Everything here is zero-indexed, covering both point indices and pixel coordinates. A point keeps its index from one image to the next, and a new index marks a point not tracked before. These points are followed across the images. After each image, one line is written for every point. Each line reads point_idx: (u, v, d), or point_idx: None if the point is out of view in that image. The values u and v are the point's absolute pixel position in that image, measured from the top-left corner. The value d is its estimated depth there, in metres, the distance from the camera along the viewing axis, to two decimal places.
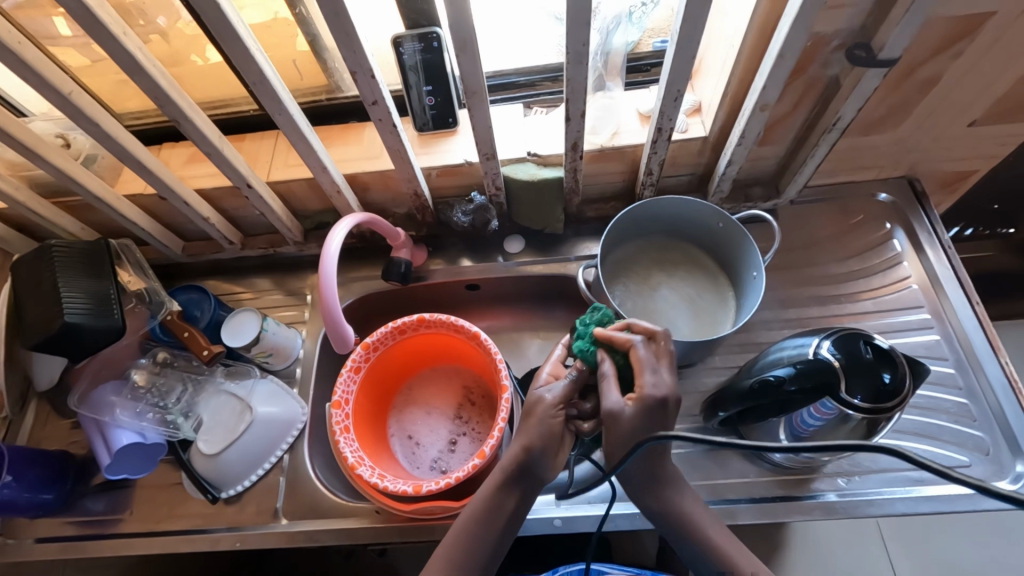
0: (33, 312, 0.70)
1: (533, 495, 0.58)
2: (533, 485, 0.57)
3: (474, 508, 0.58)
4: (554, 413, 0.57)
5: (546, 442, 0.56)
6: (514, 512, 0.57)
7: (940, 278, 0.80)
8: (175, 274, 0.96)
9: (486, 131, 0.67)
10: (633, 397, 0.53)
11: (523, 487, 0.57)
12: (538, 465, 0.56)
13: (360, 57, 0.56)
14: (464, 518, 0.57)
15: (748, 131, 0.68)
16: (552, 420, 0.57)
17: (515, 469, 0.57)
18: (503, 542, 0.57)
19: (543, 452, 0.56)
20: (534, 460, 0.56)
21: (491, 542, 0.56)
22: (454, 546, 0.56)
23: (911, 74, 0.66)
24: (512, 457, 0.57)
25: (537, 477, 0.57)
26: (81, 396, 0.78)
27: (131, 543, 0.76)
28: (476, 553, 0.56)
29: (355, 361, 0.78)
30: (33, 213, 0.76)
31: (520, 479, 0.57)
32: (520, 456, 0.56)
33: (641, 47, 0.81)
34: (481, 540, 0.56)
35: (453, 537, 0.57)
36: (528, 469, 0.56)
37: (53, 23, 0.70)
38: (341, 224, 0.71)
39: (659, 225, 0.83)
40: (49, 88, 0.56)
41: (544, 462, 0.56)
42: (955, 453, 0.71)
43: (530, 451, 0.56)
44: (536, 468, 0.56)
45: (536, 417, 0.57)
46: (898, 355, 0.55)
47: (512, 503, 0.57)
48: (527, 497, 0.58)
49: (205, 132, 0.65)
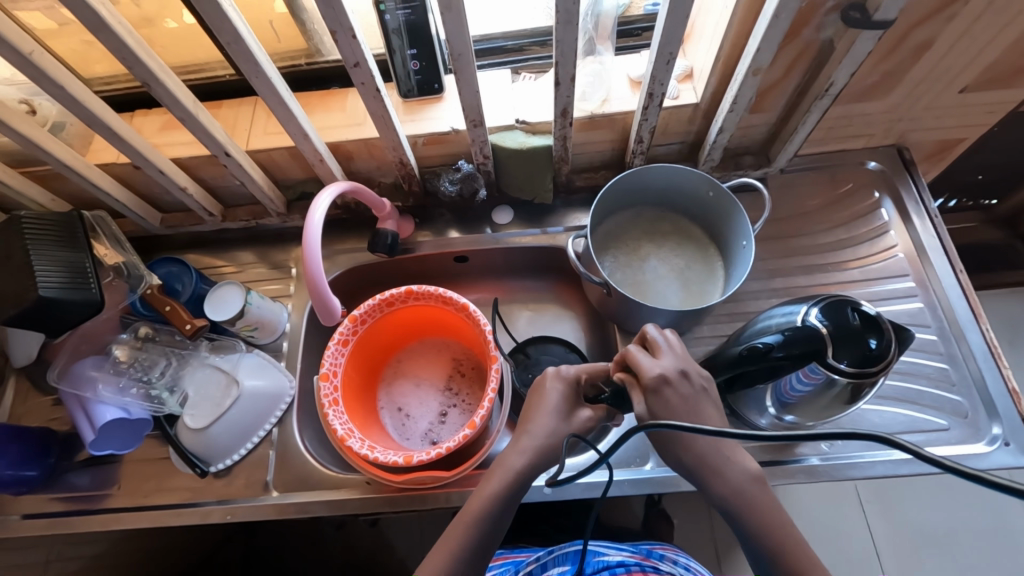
0: (4, 283, 0.67)
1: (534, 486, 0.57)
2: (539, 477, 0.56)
3: (481, 502, 0.54)
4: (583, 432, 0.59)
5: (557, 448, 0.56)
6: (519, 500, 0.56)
7: (926, 247, 0.81)
8: (154, 246, 0.94)
9: (472, 97, 0.65)
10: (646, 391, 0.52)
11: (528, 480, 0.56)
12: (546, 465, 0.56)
13: (340, 15, 0.53)
14: (472, 510, 0.53)
15: (741, 97, 0.67)
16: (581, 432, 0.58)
17: (534, 462, 0.55)
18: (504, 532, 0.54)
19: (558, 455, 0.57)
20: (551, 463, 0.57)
21: (496, 533, 0.54)
22: (466, 543, 0.52)
23: (903, 39, 0.65)
24: (532, 453, 0.55)
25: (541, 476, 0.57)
26: (61, 371, 0.76)
27: (120, 518, 0.75)
28: (482, 546, 0.52)
29: (343, 334, 0.77)
30: (1, 182, 0.73)
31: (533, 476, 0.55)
32: (542, 454, 0.56)
33: (632, 10, 0.78)
34: (488, 535, 0.53)
35: (461, 531, 0.53)
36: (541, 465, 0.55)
37: None
38: (325, 193, 0.69)
39: (648, 195, 0.82)
40: (9, 49, 0.53)
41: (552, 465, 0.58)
42: (934, 416, 0.73)
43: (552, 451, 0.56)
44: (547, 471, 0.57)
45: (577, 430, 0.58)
46: (885, 321, 0.56)
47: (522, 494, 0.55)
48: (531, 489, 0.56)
49: (178, 97, 0.62)
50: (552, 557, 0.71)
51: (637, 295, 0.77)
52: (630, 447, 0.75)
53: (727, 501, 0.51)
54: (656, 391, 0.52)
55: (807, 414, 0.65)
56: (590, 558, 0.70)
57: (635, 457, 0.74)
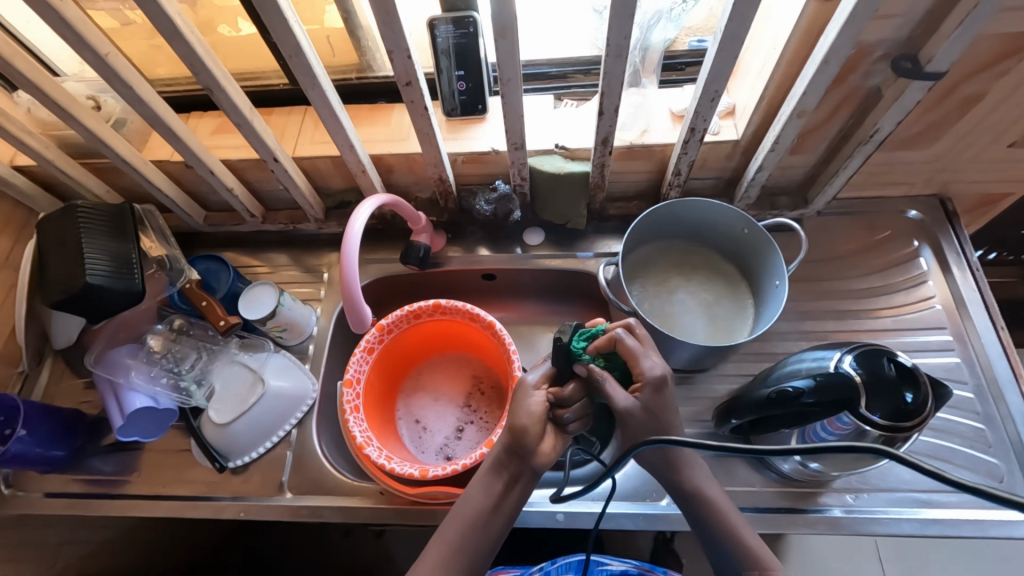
0: (55, 267, 0.70)
1: (525, 477, 0.56)
2: (523, 467, 0.55)
3: (462, 501, 0.57)
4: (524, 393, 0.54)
5: (530, 422, 0.54)
6: (506, 493, 0.56)
7: (965, 300, 0.79)
8: (195, 242, 0.97)
9: (516, 121, 0.66)
10: (641, 389, 0.54)
11: (513, 471, 0.56)
12: (528, 448, 0.54)
13: (399, 36, 0.55)
14: (459, 503, 0.56)
15: (784, 138, 0.67)
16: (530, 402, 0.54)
17: (507, 450, 0.56)
18: (500, 524, 0.56)
19: (531, 435, 0.54)
20: (518, 442, 0.54)
21: (484, 528, 0.55)
22: (445, 539, 0.54)
23: (953, 91, 0.64)
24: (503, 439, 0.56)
25: (530, 462, 0.54)
26: (97, 356, 0.79)
27: (137, 504, 0.77)
28: (474, 539, 0.54)
29: (369, 342, 0.78)
30: (61, 172, 0.76)
31: (517, 467, 0.56)
32: (508, 440, 0.55)
33: (677, 45, 0.79)
34: (471, 531, 0.55)
35: (449, 525, 0.55)
36: (517, 453, 0.55)
37: None
38: (366, 204, 0.71)
39: (680, 227, 0.82)
40: (88, 49, 0.56)
41: (533, 448, 0.54)
42: (968, 478, 0.70)
43: (515, 435, 0.54)
44: (528, 456, 0.54)
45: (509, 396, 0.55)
46: (922, 375, 0.54)
47: (502, 485, 0.56)
48: (516, 479, 0.56)
49: (237, 104, 0.65)
50: (555, 567, 0.71)
51: (664, 326, 0.77)
52: (645, 479, 0.73)
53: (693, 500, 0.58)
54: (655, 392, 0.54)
55: (833, 463, 0.64)
56: (593, 567, 0.72)
57: (651, 490, 0.72)
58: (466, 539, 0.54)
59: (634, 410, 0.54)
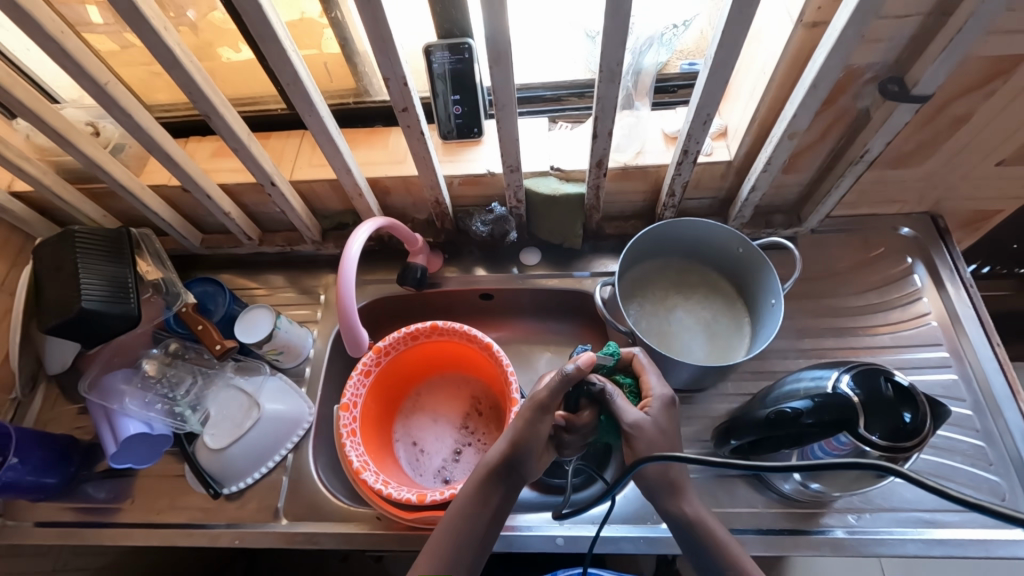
0: (51, 291, 0.70)
1: (518, 489, 0.57)
2: (517, 479, 0.57)
3: (455, 511, 0.56)
4: (543, 416, 0.56)
5: (536, 442, 0.56)
6: (500, 505, 0.56)
7: (961, 317, 0.79)
8: (192, 264, 0.97)
9: (512, 144, 0.67)
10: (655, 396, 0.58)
11: (509, 483, 0.56)
12: (525, 463, 0.56)
13: (395, 63, 0.56)
14: (450, 513, 0.56)
15: (775, 158, 0.68)
16: (542, 423, 0.56)
17: (503, 461, 0.56)
18: (489, 538, 0.55)
19: (532, 451, 0.56)
20: (522, 456, 0.56)
21: (476, 538, 0.55)
22: (439, 549, 0.53)
23: (941, 111, 0.65)
24: (501, 450, 0.56)
25: (524, 475, 0.57)
26: (92, 381, 0.78)
27: (130, 533, 0.75)
28: (464, 549, 0.54)
29: (366, 365, 0.78)
30: (59, 197, 0.77)
31: (514, 480, 0.56)
32: (508, 450, 0.56)
33: (669, 68, 0.81)
34: (465, 540, 0.54)
35: (439, 535, 0.55)
36: (516, 466, 0.56)
37: (87, 12, 0.71)
38: (363, 227, 0.71)
39: (676, 247, 0.83)
40: (88, 78, 0.57)
41: (531, 466, 0.56)
42: (969, 496, 0.69)
43: (519, 448, 0.56)
44: (525, 472, 0.56)
45: (528, 414, 0.56)
46: (920, 394, 0.54)
47: (497, 498, 0.56)
48: (511, 491, 0.56)
49: (235, 130, 0.65)
50: None
51: (662, 346, 0.77)
52: (645, 501, 0.73)
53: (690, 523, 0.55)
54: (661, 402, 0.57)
55: (834, 483, 0.63)
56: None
57: (652, 512, 0.72)
58: (457, 549, 0.54)
59: (644, 423, 0.55)
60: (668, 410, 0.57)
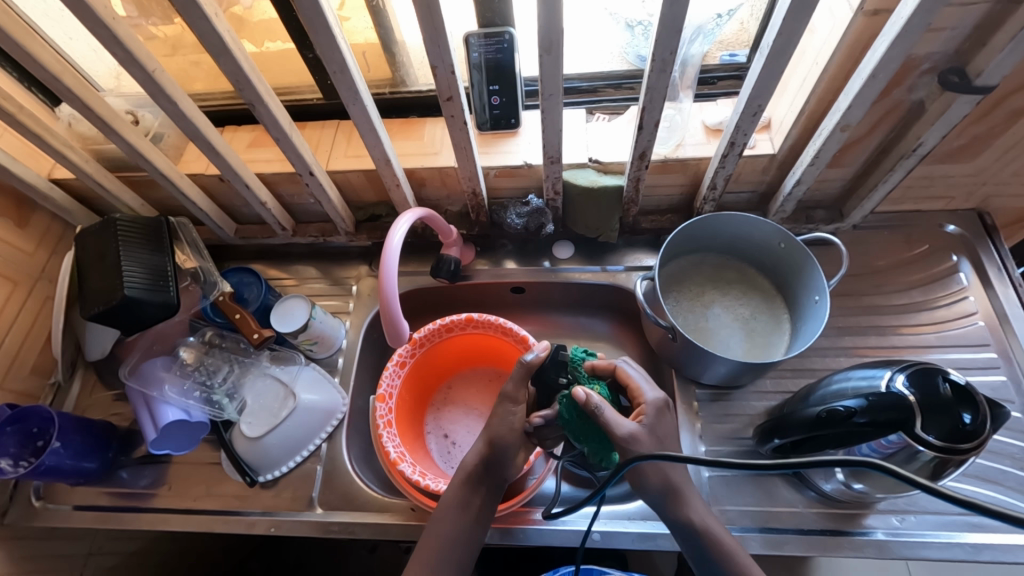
0: (93, 279, 0.71)
1: (497, 485, 0.60)
2: (496, 478, 0.60)
3: (441, 518, 0.58)
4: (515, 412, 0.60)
5: (508, 437, 0.59)
6: (483, 505, 0.59)
7: (1009, 316, 0.77)
8: (226, 254, 0.98)
9: (555, 135, 0.66)
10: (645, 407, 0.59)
11: (489, 483, 0.60)
12: (501, 459, 0.59)
13: (444, 52, 0.55)
14: (435, 518, 0.59)
15: (824, 151, 0.66)
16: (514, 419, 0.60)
17: (481, 462, 0.60)
18: (475, 541, 0.58)
19: (508, 448, 0.59)
20: (499, 454, 0.59)
21: (461, 539, 0.57)
22: (428, 554, 0.56)
23: (1000, 104, 0.63)
24: (478, 450, 0.60)
25: (504, 471, 0.60)
26: (131, 368, 0.78)
27: (165, 519, 0.76)
28: (453, 554, 0.56)
29: (402, 356, 0.79)
30: (100, 186, 0.77)
31: (492, 479, 0.59)
32: (485, 450, 0.60)
33: (709, 59, 0.78)
34: (450, 544, 0.57)
35: (427, 542, 0.58)
36: (494, 465, 0.59)
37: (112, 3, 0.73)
38: (404, 218, 0.71)
39: (715, 242, 0.81)
40: (136, 66, 0.56)
41: (511, 460, 0.59)
42: (1019, 500, 0.68)
43: (495, 445, 0.59)
44: (505, 469, 0.60)
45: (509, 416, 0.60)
46: (979, 395, 0.52)
47: (478, 499, 0.59)
48: (491, 488, 0.59)
49: (278, 119, 0.65)
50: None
51: (698, 341, 0.76)
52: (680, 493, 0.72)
53: (694, 533, 0.57)
54: (656, 414, 0.59)
55: (878, 484, 0.62)
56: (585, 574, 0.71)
57: None
58: (446, 555, 0.56)
59: (640, 434, 0.56)
60: (662, 417, 0.59)
